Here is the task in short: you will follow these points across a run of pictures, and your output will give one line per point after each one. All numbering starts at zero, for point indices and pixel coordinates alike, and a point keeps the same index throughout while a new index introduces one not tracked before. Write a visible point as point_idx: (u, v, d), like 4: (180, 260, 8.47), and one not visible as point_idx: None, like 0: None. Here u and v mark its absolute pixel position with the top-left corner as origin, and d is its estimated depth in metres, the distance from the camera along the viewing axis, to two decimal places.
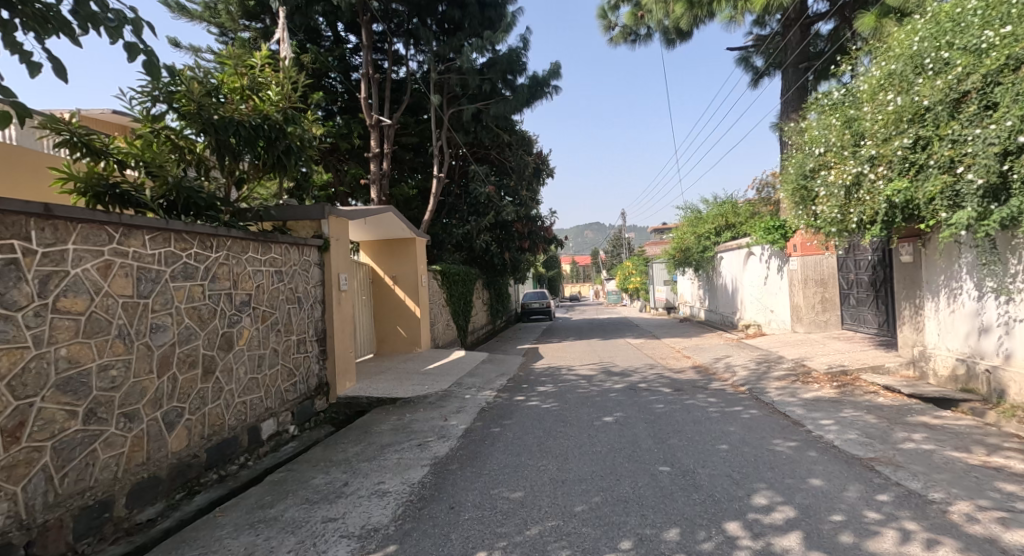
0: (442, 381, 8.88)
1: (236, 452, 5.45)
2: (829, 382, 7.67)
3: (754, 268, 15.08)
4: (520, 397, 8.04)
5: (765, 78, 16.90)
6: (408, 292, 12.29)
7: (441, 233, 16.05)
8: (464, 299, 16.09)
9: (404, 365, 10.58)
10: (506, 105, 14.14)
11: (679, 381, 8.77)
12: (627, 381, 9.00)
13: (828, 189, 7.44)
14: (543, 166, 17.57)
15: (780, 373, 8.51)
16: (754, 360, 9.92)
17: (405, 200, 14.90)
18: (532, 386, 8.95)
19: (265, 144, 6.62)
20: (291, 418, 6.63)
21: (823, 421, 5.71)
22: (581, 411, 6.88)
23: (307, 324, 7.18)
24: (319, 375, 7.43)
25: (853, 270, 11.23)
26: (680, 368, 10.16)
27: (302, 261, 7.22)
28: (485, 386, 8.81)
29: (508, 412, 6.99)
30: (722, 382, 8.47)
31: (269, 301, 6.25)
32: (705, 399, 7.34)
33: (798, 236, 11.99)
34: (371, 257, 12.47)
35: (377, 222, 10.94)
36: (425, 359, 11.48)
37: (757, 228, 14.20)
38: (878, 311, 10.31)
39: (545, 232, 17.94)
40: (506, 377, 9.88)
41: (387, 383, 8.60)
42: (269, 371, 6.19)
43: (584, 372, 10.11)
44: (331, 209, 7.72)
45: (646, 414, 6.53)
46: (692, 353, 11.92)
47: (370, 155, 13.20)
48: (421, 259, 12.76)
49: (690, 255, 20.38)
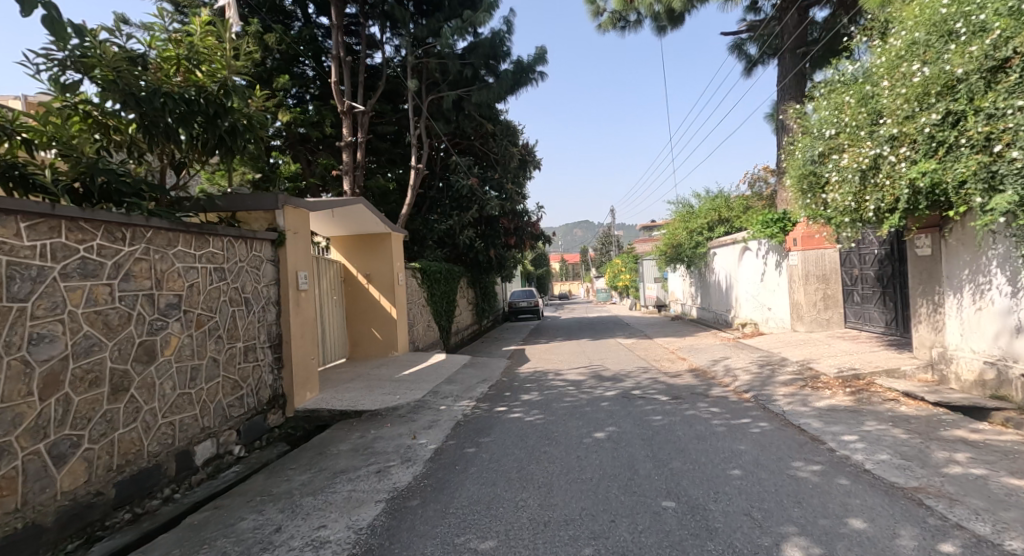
0: (416, 389, 8.07)
1: (160, 483, 4.60)
2: (843, 389, 6.93)
3: (750, 264, 14.38)
4: (502, 407, 7.21)
5: (758, 67, 16.25)
6: (383, 292, 11.45)
7: (421, 229, 15.19)
8: (446, 299, 15.26)
9: (377, 371, 9.74)
10: (489, 92, 13.33)
11: (676, 387, 7.99)
12: (619, 387, 8.21)
13: (840, 174, 6.70)
14: (529, 158, 16.75)
15: (786, 378, 7.77)
16: (756, 363, 9.18)
17: (382, 194, 14.02)
18: (515, 394, 8.13)
19: (203, 121, 5.75)
20: (235, 438, 5.78)
21: (847, 437, 4.95)
22: (569, 425, 6.07)
23: (256, 329, 6.33)
24: (272, 386, 6.59)
25: (858, 265, 10.53)
26: (676, 372, 9.38)
27: (251, 257, 6.36)
28: (463, 395, 7.98)
29: (486, 427, 6.17)
30: (723, 388, 7.71)
31: (205, 303, 5.40)
32: (708, 409, 6.56)
33: (799, 229, 11.27)
34: (342, 254, 11.59)
35: (346, 216, 10.08)
36: (402, 364, 10.65)
37: (753, 221, 13.49)
38: (885, 309, 9.63)
39: (531, 227, 17.14)
40: (487, 384, 9.05)
41: (354, 392, 7.77)
42: (205, 385, 5.33)
43: (573, 377, 9.31)
44: (286, 198, 6.86)
45: (643, 428, 5.73)
46: (688, 355, 11.16)
47: (342, 144, 12.27)
48: (398, 256, 11.90)
49: (682, 251, 19.24)
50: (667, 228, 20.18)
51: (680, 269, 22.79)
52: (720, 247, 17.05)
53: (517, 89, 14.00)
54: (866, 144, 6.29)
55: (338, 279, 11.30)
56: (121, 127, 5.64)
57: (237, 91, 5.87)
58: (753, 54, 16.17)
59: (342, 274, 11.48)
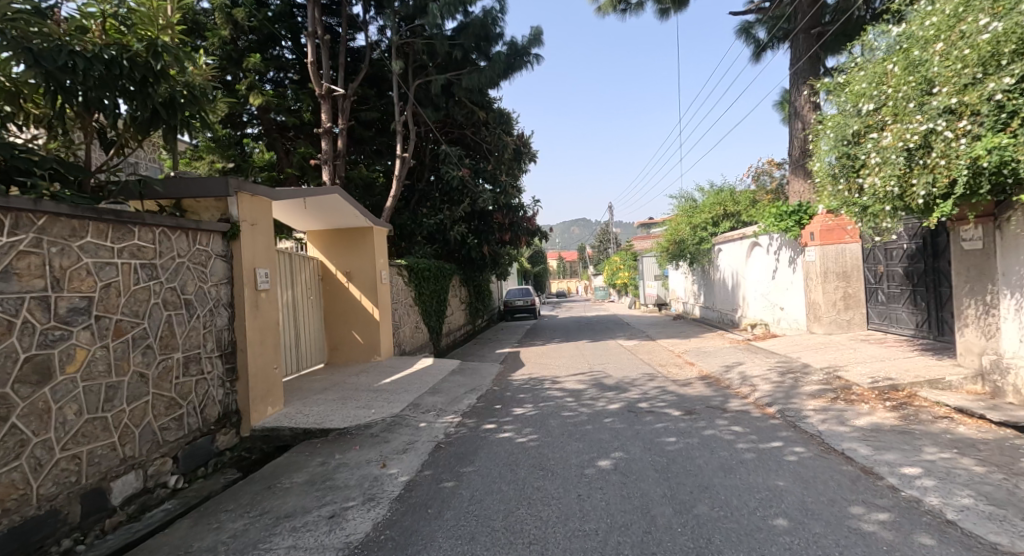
0: (396, 402, 7.15)
1: (57, 535, 3.70)
2: (882, 403, 6.02)
3: (760, 261, 13.50)
4: (491, 425, 6.29)
5: (766, 52, 15.39)
6: (365, 291, 10.54)
7: (409, 223, 14.27)
8: (437, 298, 14.37)
9: (355, 379, 8.83)
10: (480, 75, 12.47)
11: (687, 398, 7.08)
12: (623, 399, 7.29)
13: (882, 154, 5.78)
14: (524, 149, 15.80)
15: (813, 390, 6.88)
16: (775, 369, 8.27)
17: (366, 185, 13.07)
18: (506, 407, 7.21)
19: (131, 90, 4.83)
20: (171, 466, 4.86)
21: (907, 469, 4.05)
22: (568, 449, 5.16)
23: (201, 336, 5.39)
24: (223, 401, 5.66)
25: (884, 261, 9.65)
26: (686, 379, 8.49)
27: (195, 251, 5.41)
28: (447, 409, 7.06)
29: (470, 452, 5.26)
30: (742, 401, 6.79)
31: (128, 306, 4.47)
32: (729, 428, 5.64)
33: (817, 222, 10.38)
34: (319, 250, 10.65)
35: (321, 208, 9.16)
36: (383, 371, 9.75)
37: (764, 215, 12.62)
38: (916, 309, 8.78)
39: (527, 222, 16.20)
40: (476, 394, 8.12)
41: (324, 406, 6.86)
42: (129, 406, 4.40)
43: (571, 386, 8.40)
44: (239, 184, 5.90)
45: (655, 455, 4.83)
46: (696, 359, 10.24)
47: (320, 130, 11.32)
48: (381, 252, 10.98)
49: (685, 247, 18.41)
50: (669, 224, 19.30)
51: (682, 267, 21.88)
52: (726, 243, 16.16)
53: (510, 73, 13.10)
54: (914, 118, 5.37)
55: (315, 277, 10.39)
56: (32, 96, 4.70)
57: (171, 52, 4.87)
58: (761, 38, 15.28)
59: (319, 272, 10.57)
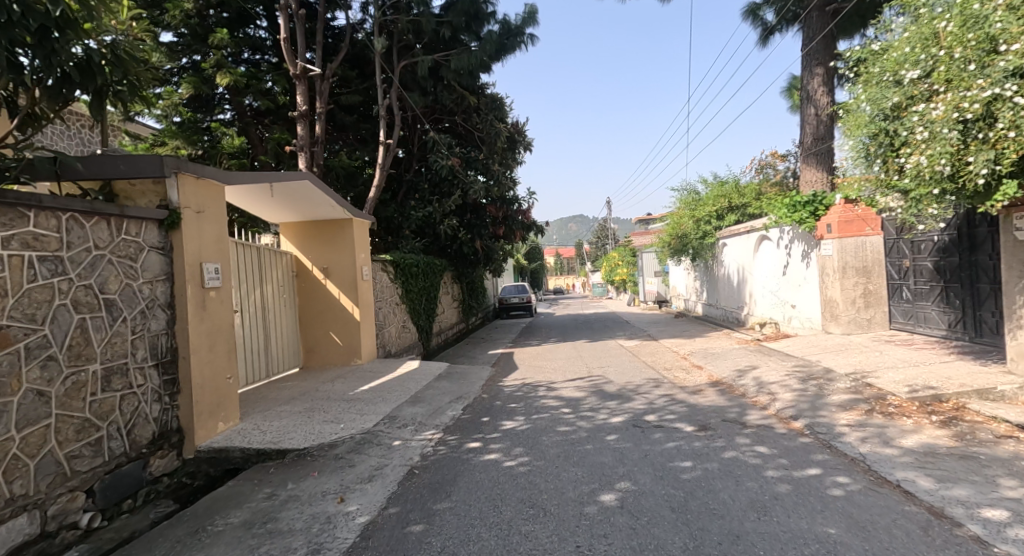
0: (369, 415, 6.34)
1: None
2: (928, 418, 5.20)
3: (769, 255, 12.68)
4: (476, 444, 5.45)
5: (775, 34, 14.56)
6: (343, 289, 9.72)
7: (395, 216, 13.41)
8: (426, 296, 13.55)
9: (328, 387, 8.01)
10: (470, 57, 11.73)
11: (699, 411, 6.25)
12: (626, 410, 6.47)
13: (930, 128, 4.96)
14: (519, 137, 14.94)
15: (842, 399, 6.08)
16: (793, 374, 7.45)
17: (348, 175, 12.20)
18: (494, 421, 6.36)
19: (34, 44, 4.00)
20: (84, 502, 4.01)
21: (989, 513, 3.25)
22: (565, 478, 4.32)
23: (129, 342, 4.55)
24: (160, 420, 4.82)
25: (909, 255, 8.86)
26: (696, 386, 7.67)
27: (120, 242, 4.55)
28: (428, 422, 6.23)
29: (448, 482, 4.44)
30: (763, 414, 5.96)
31: (17, 309, 3.66)
32: (752, 448, 4.84)
33: (834, 212, 9.54)
34: (293, 244, 9.79)
35: (290, 197, 8.32)
36: (362, 376, 8.93)
37: (774, 206, 11.79)
38: (948, 306, 8.03)
39: (522, 216, 15.38)
40: (462, 404, 7.29)
41: (286, 421, 6.02)
42: (20, 433, 3.58)
43: (567, 394, 7.57)
44: (177, 164, 5.05)
45: (670, 486, 4.02)
46: (704, 362, 9.41)
47: (295, 114, 10.45)
48: (362, 246, 10.14)
49: (688, 242, 17.61)
50: (670, 217, 18.47)
51: (684, 262, 21.05)
52: (732, 237, 15.36)
53: (502, 55, 12.40)
54: (974, 83, 4.60)
55: (289, 274, 9.56)
56: None
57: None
58: (769, 20, 14.46)
59: (293, 268, 9.73)
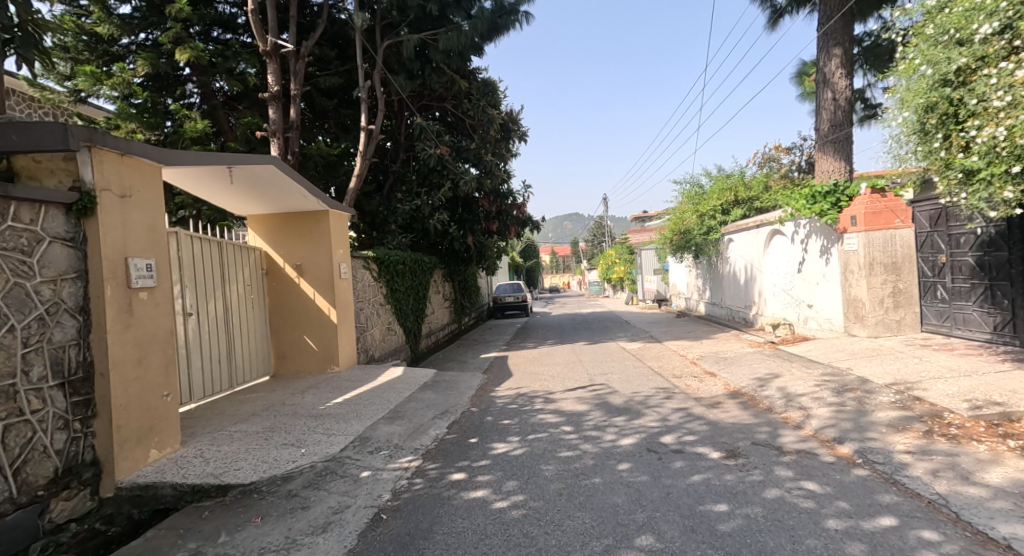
0: (337, 438, 5.43)
1: None
2: (1005, 444, 4.32)
3: (782, 251, 11.81)
4: (460, 476, 4.55)
5: (785, 17, 13.68)
6: (318, 288, 8.79)
7: (380, 210, 12.47)
8: (414, 296, 12.63)
9: (297, 400, 7.08)
10: (460, 35, 10.81)
11: (722, 431, 5.37)
12: (637, 430, 5.58)
13: (1012, 92, 4.12)
14: (513, 126, 14.01)
15: (890, 416, 5.21)
16: (825, 385, 6.57)
17: (328, 164, 11.26)
18: (484, 443, 5.45)
19: None
20: None
21: None
22: (569, 530, 3.43)
23: (19, 358, 3.76)
24: (65, 452, 3.95)
25: (945, 249, 8.04)
26: (713, 398, 6.78)
27: (5, 232, 3.75)
28: (406, 446, 5.32)
29: (422, 532, 3.55)
30: (799, 436, 5.08)
31: None
32: (798, 483, 3.96)
33: (859, 203, 8.69)
34: (263, 239, 8.86)
35: (253, 184, 7.39)
36: (338, 386, 8.00)
37: (787, 197, 10.92)
38: (994, 307, 7.30)
39: (517, 210, 14.46)
40: (448, 420, 6.37)
41: (236, 446, 5.09)
42: None
43: (568, 408, 6.67)
44: (89, 136, 4.10)
45: (706, 545, 3.14)
46: (718, 369, 8.54)
47: (267, 96, 9.53)
48: (340, 241, 9.21)
49: (692, 238, 16.75)
50: (673, 212, 17.58)
51: (686, 260, 20.18)
52: (739, 232, 14.51)
53: (494, 34, 11.49)
54: None
55: (257, 272, 8.63)
56: None
57: None
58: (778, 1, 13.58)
59: (263, 265, 8.79)
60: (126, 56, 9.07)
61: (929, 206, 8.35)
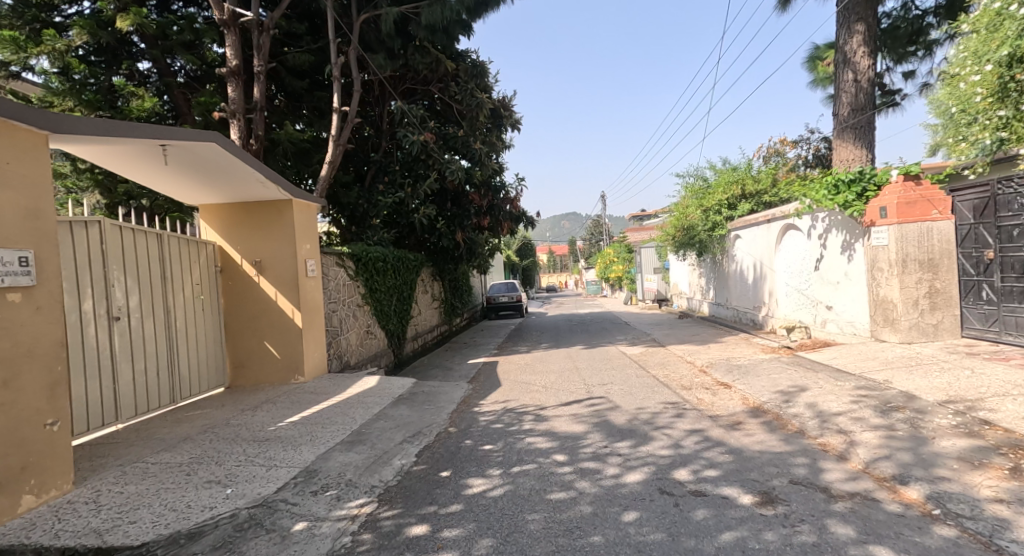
0: (278, 474, 4.43)
1: None
2: None
3: (796, 247, 10.83)
4: (421, 530, 3.54)
5: None
6: (281, 288, 7.79)
7: (360, 203, 11.47)
8: (397, 296, 11.62)
9: (246, 418, 6.07)
10: (444, 8, 9.76)
11: (750, 464, 4.36)
12: (645, 461, 4.56)
13: None
14: (505, 113, 12.96)
15: (960, 446, 4.22)
16: (864, 402, 5.57)
17: (299, 151, 10.26)
18: (457, 479, 4.43)
19: None
20: None
21: None
22: None
23: None
24: None
25: (994, 244, 7.11)
26: (731, 417, 5.78)
27: None
28: (360, 485, 4.31)
29: None
30: (847, 471, 4.08)
31: None
32: (866, 550, 2.97)
33: (890, 191, 7.72)
34: (218, 232, 7.86)
35: (196, 167, 6.39)
36: (299, 399, 6.97)
37: (804, 187, 9.95)
38: None
39: (511, 205, 13.40)
40: (419, 446, 5.34)
41: (145, 486, 4.10)
42: None
43: (561, 429, 5.65)
44: None
45: None
46: (732, 379, 7.53)
47: (225, 72, 8.53)
48: (308, 234, 8.20)
49: (696, 234, 15.77)
50: (675, 207, 16.59)
51: (688, 258, 19.18)
52: (747, 227, 13.56)
53: (482, 9, 10.48)
54: None
55: (211, 270, 7.63)
56: None
57: None
58: None
59: (217, 262, 7.79)
60: (65, 25, 8.09)
61: (972, 196, 7.39)
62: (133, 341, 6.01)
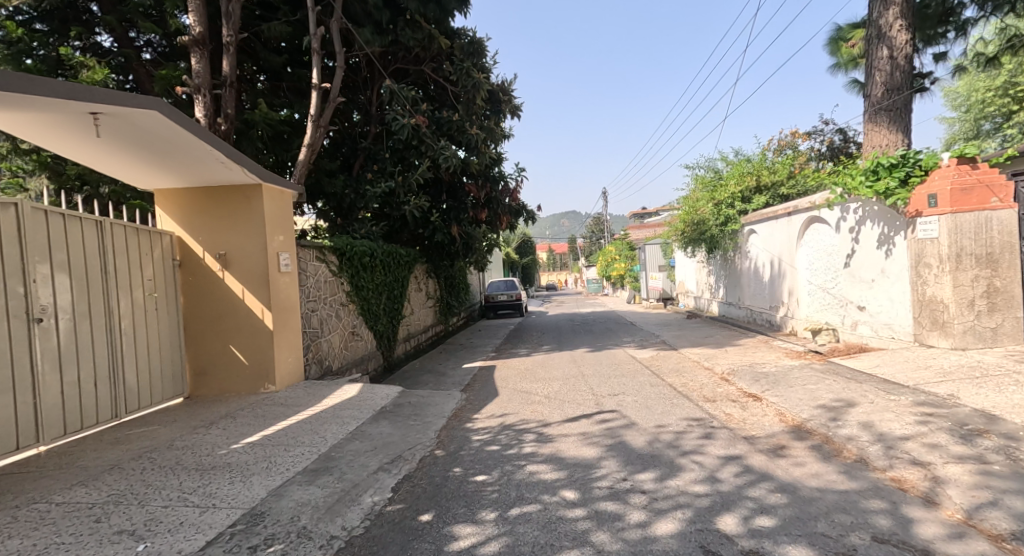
0: (214, 519, 3.49)
1: None
2: None
3: (822, 241, 9.88)
4: None
5: None
6: (248, 285, 6.85)
7: (346, 193, 10.53)
8: (386, 295, 10.67)
9: (197, 438, 5.12)
10: None
11: (812, 509, 3.41)
12: (676, 501, 3.62)
13: None
14: (504, 97, 11.98)
15: None
16: (934, 423, 4.64)
17: (277, 135, 9.31)
18: (441, 526, 3.49)
19: None
20: None
21: None
22: None
23: None
24: None
25: None
26: (772, 439, 4.83)
27: None
28: (315, 536, 3.38)
29: None
30: (945, 523, 3.16)
31: None
32: None
33: (940, 176, 6.76)
34: (177, 221, 6.91)
35: (140, 142, 5.43)
36: (265, 413, 6.03)
37: (833, 177, 9.01)
38: None
39: (511, 197, 12.45)
40: (397, 476, 4.39)
41: (34, 540, 3.18)
42: None
43: (568, 454, 4.70)
44: None
45: None
46: (760, 390, 6.59)
47: (187, 42, 7.55)
48: (280, 224, 7.25)
49: (707, 229, 14.81)
50: (685, 200, 15.64)
51: (697, 255, 18.23)
52: (763, 222, 12.63)
53: None
54: None
55: (167, 264, 6.68)
56: None
57: None
58: None
59: (175, 255, 6.84)
60: None
61: None
62: (63, 347, 5.09)
